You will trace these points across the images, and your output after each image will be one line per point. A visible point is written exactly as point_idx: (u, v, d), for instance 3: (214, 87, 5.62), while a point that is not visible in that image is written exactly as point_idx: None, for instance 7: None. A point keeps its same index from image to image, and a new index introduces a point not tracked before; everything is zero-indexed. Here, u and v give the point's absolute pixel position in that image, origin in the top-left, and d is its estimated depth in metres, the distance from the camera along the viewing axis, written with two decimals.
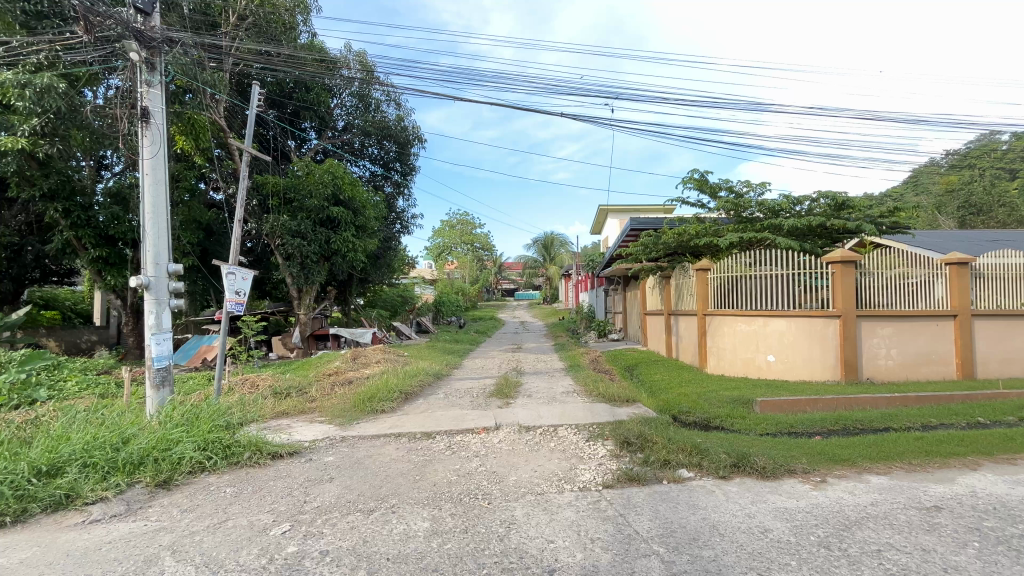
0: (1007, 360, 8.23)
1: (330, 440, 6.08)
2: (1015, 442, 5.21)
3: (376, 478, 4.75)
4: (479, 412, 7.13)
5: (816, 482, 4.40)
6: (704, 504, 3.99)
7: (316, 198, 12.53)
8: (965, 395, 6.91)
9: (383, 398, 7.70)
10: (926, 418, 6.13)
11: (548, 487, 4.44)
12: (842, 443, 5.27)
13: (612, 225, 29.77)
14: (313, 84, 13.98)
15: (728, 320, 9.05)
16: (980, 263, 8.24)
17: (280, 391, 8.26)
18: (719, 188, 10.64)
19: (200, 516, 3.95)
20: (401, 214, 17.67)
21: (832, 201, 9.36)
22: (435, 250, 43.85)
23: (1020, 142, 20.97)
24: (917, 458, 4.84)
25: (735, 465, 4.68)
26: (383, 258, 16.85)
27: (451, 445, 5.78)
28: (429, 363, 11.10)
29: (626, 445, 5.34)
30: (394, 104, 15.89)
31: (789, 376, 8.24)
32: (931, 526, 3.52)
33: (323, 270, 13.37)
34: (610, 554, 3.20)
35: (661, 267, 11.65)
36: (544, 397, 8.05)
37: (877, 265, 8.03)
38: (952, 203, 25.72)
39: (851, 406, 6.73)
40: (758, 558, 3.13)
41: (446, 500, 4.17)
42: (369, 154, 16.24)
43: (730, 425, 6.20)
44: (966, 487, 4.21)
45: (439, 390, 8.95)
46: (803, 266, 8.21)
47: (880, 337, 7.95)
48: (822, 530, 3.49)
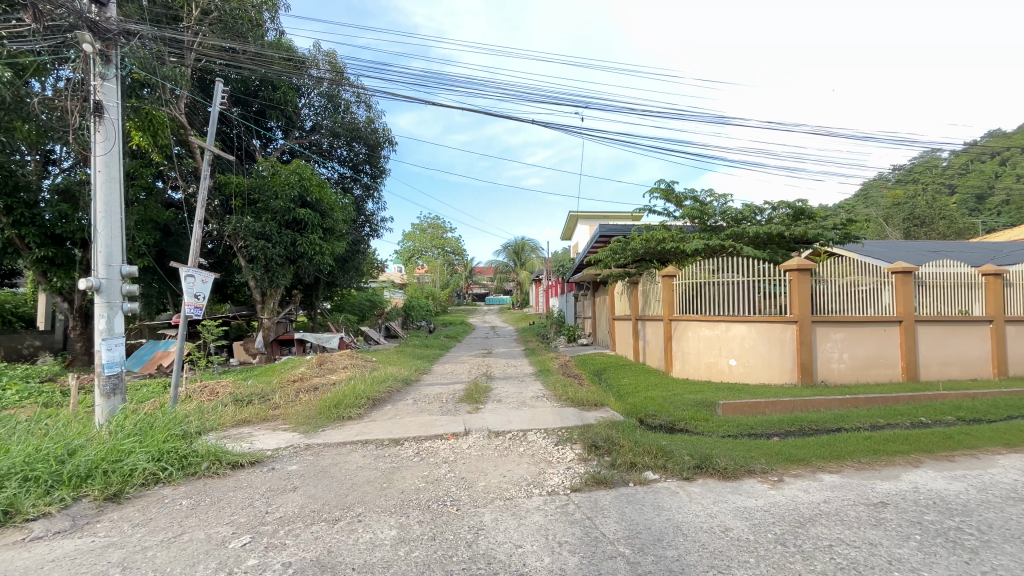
0: (947, 363, 8.77)
1: (294, 448, 5.91)
2: (953, 440, 5.57)
3: (342, 486, 4.66)
4: (448, 418, 7.08)
5: (773, 481, 4.58)
6: (669, 505, 4.10)
7: (281, 199, 12.23)
8: (909, 397, 7.34)
9: (350, 404, 7.55)
10: (874, 419, 6.48)
11: (517, 492, 4.46)
12: (797, 444, 5.50)
13: (583, 231, 30.29)
14: (280, 83, 13.69)
15: (694, 325, 9.32)
16: (922, 272, 8.78)
17: (241, 399, 7.97)
18: (684, 198, 11.00)
19: (153, 530, 3.77)
20: (370, 217, 17.37)
21: (790, 211, 9.78)
22: (406, 253, 43.60)
23: (958, 160, 22.52)
24: (865, 456, 5.12)
25: (698, 467, 4.83)
26: (351, 261, 16.53)
27: (419, 451, 5.72)
28: (397, 369, 10.94)
29: (593, 448, 5.42)
30: (365, 106, 15.64)
31: (749, 379, 8.55)
32: (877, 521, 3.72)
33: (288, 273, 13.00)
34: (577, 557, 3.25)
35: (630, 273, 11.91)
36: (514, 401, 8.07)
37: (830, 273, 8.43)
38: (898, 216, 27.28)
39: (806, 407, 7.04)
40: (719, 557, 3.23)
41: (414, 507, 4.13)
42: (337, 155, 15.97)
43: (694, 428, 6.39)
44: (909, 483, 4.48)
45: (408, 395, 8.85)
46: (763, 273, 8.52)
47: (834, 341, 8.35)
48: (778, 527, 3.65)
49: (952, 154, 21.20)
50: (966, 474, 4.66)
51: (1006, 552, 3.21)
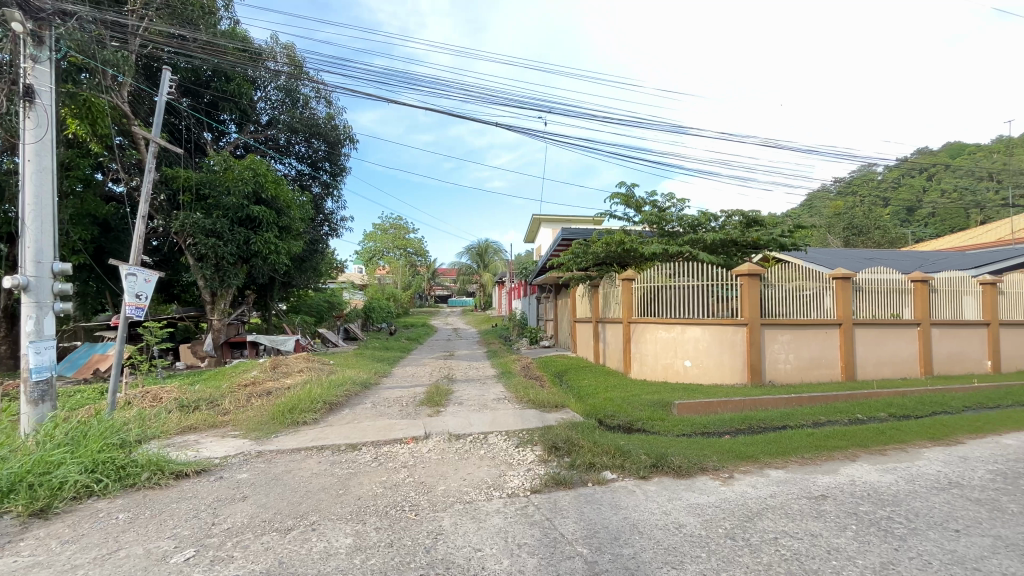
0: (881, 363, 9.40)
1: (244, 455, 5.66)
2: (885, 435, 5.98)
3: (295, 494, 4.49)
4: (408, 422, 6.96)
5: (724, 478, 4.77)
6: (625, 504, 4.19)
7: (234, 195, 11.71)
8: (847, 395, 7.81)
9: (306, 409, 7.30)
10: (817, 416, 6.86)
11: (477, 495, 4.44)
12: (747, 442, 5.75)
13: (545, 234, 30.60)
14: (234, 74, 13.14)
15: (651, 328, 9.60)
16: (859, 278, 9.38)
17: (187, 404, 7.56)
18: (644, 203, 11.31)
19: (85, 547, 3.52)
20: (329, 216, 16.88)
21: (742, 218, 10.20)
22: (366, 253, 42.74)
23: (891, 174, 24.20)
24: (808, 452, 5.41)
25: (654, 465, 4.96)
26: (309, 261, 16.06)
27: (377, 456, 5.60)
28: (355, 372, 10.67)
29: (554, 449, 5.48)
30: (325, 102, 15.20)
31: (703, 379, 8.87)
32: (818, 513, 3.94)
33: (240, 273, 12.47)
34: (536, 559, 3.26)
35: (591, 276, 12.10)
36: (475, 404, 8.04)
37: (778, 278, 8.86)
38: (839, 225, 29.05)
39: (755, 407, 7.37)
40: (673, 553, 3.33)
41: (371, 514, 4.03)
42: (295, 152, 15.46)
43: (651, 428, 6.56)
44: (846, 476, 4.77)
45: (366, 399, 8.65)
46: (716, 278, 8.86)
47: (781, 343, 8.80)
48: (728, 522, 3.80)
49: (887, 169, 22.72)
50: (896, 467, 5.01)
51: (930, 538, 3.47)
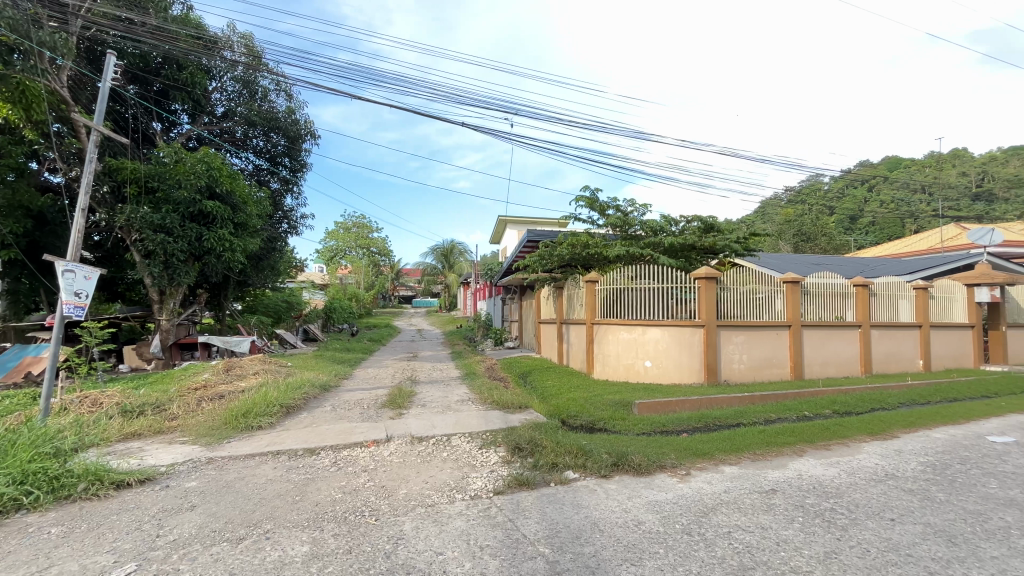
0: (826, 363, 9.94)
1: (193, 463, 5.39)
2: (830, 430, 6.31)
3: (248, 502, 4.31)
4: (368, 425, 6.82)
5: (682, 474, 4.92)
6: (587, 503, 4.25)
7: (185, 188, 11.13)
8: (796, 393, 8.22)
9: (261, 412, 7.02)
10: (768, 414, 7.17)
11: (439, 498, 4.40)
12: (703, 439, 5.94)
13: (511, 236, 30.75)
14: (186, 62, 12.52)
15: (614, 329, 9.78)
16: (807, 282, 9.88)
17: (129, 410, 7.14)
18: (607, 207, 11.52)
19: (11, 565, 3.26)
20: (289, 213, 16.29)
21: (702, 224, 10.56)
22: (327, 252, 41.85)
23: (837, 185, 25.65)
24: (760, 448, 5.66)
25: (614, 464, 5.06)
26: (266, 260, 15.50)
27: (336, 461, 5.45)
28: (314, 374, 10.36)
29: (517, 450, 5.50)
30: (285, 95, 14.70)
31: (662, 379, 9.12)
32: (768, 506, 4.11)
33: (192, 271, 11.87)
34: (498, 560, 3.26)
35: (555, 277, 12.19)
36: (438, 406, 7.96)
37: (732, 281, 9.23)
38: (789, 232, 30.55)
39: (711, 405, 7.64)
40: (632, 550, 3.41)
41: (329, 520, 3.93)
42: (252, 145, 14.85)
43: (612, 427, 6.68)
44: (794, 471, 5.01)
45: (326, 402, 8.41)
46: (676, 281, 9.15)
47: (735, 344, 9.16)
48: (685, 518, 3.92)
49: (833, 180, 24.07)
50: (839, 460, 5.31)
51: (868, 528, 3.69)
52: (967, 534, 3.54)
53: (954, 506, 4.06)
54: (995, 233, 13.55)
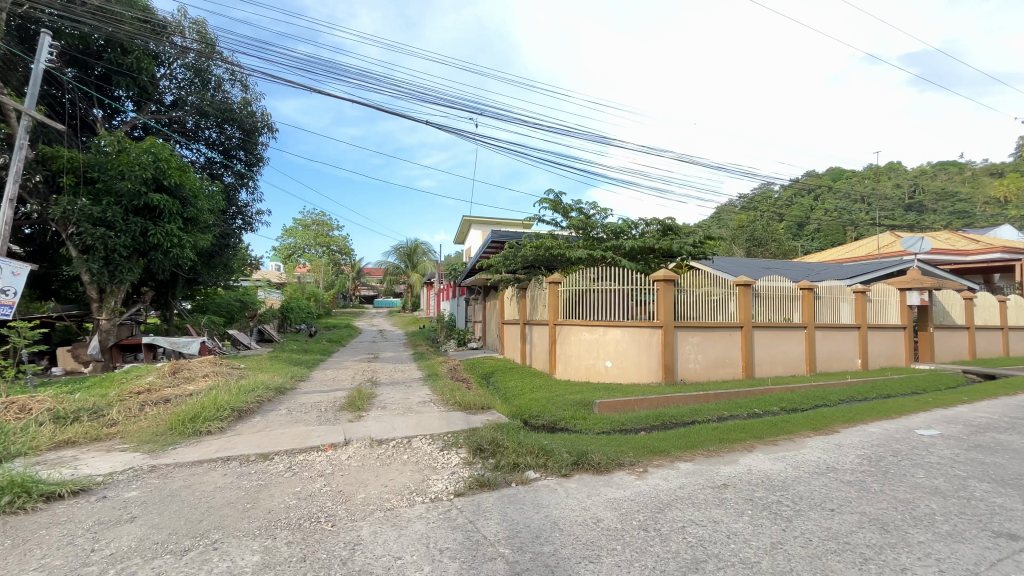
0: (775, 362, 10.44)
1: (134, 471, 5.08)
2: (778, 427, 6.64)
3: (195, 511, 4.10)
4: (325, 428, 6.62)
5: (639, 472, 5.05)
6: (547, 502, 4.29)
7: (129, 180, 10.48)
8: (747, 392, 8.58)
9: (211, 417, 6.70)
10: (721, 411, 7.46)
11: (399, 502, 4.33)
12: (660, 437, 6.12)
13: (477, 236, 30.69)
14: (132, 46, 11.82)
15: (576, 330, 9.91)
16: (758, 285, 10.35)
17: (63, 416, 6.65)
18: (571, 209, 11.68)
19: None
20: (243, 208, 15.62)
21: (660, 227, 10.89)
22: (285, 250, 40.56)
23: (787, 194, 26.99)
24: (713, 444, 5.87)
25: (575, 463, 5.12)
26: (218, 257, 14.85)
27: (291, 466, 5.28)
28: (269, 376, 9.97)
29: (478, 451, 5.49)
30: (240, 86, 14.09)
31: (622, 379, 9.32)
32: (720, 501, 4.28)
33: (136, 268, 11.18)
34: (458, 563, 3.25)
35: (519, 278, 12.25)
36: (399, 408, 7.83)
37: (689, 283, 9.55)
38: (742, 237, 31.89)
39: (667, 404, 7.88)
40: (590, 547, 3.46)
41: (282, 528, 3.79)
42: (204, 137, 14.17)
43: (573, 427, 6.78)
44: (744, 466, 5.23)
45: (281, 405, 8.12)
46: (636, 283, 9.39)
47: (691, 344, 9.49)
48: (642, 514, 4.02)
49: (782, 189, 25.31)
50: (785, 455, 5.58)
51: (811, 518, 3.91)
52: (898, 521, 3.80)
53: (887, 495, 4.35)
54: (925, 241, 14.61)
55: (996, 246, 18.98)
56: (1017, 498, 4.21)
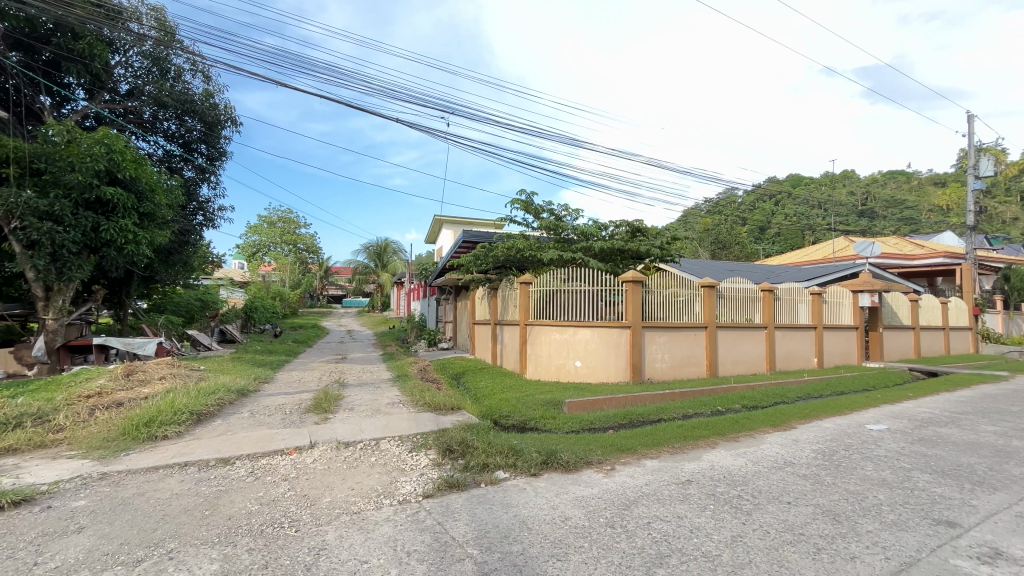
0: (737, 361, 10.80)
1: (83, 479, 4.82)
2: (739, 424, 6.87)
3: (150, 520, 3.93)
4: (290, 431, 6.45)
5: (607, 470, 5.13)
6: (516, 502, 4.31)
7: (79, 172, 9.91)
8: (711, 390, 8.85)
9: (168, 421, 6.42)
10: (686, 409, 7.66)
11: (366, 505, 4.26)
12: (627, 435, 6.24)
13: (448, 236, 30.49)
14: (83, 31, 11.21)
15: (546, 330, 9.98)
16: (722, 286, 10.67)
17: (3, 422, 6.24)
18: (542, 210, 11.77)
19: None
20: (204, 204, 15.05)
21: (629, 229, 11.10)
22: (249, 248, 39.29)
23: (750, 199, 27.91)
24: (678, 441, 6.03)
25: (544, 462, 5.16)
26: (177, 254, 14.27)
27: (253, 470, 5.12)
28: (231, 378, 9.63)
29: (448, 452, 5.46)
30: (202, 76, 13.56)
31: (591, 379, 9.45)
32: (684, 496, 4.40)
33: (86, 265, 10.59)
34: (426, 565, 3.22)
35: (490, 278, 12.26)
36: (367, 409, 7.71)
37: (657, 284, 9.77)
38: (707, 240, 32.78)
39: (635, 403, 8.04)
40: (558, 545, 3.50)
41: (243, 534, 3.68)
42: (163, 129, 13.58)
43: (543, 426, 6.83)
44: (707, 462, 5.39)
45: (243, 408, 7.85)
46: (605, 283, 9.55)
47: (658, 343, 9.70)
48: (609, 511, 4.09)
49: (746, 194, 26.18)
50: (746, 451, 5.79)
51: (769, 511, 4.06)
52: (848, 512, 3.99)
53: (839, 487, 4.57)
54: (875, 246, 15.39)
55: (939, 251, 20.18)
56: (955, 487, 4.50)
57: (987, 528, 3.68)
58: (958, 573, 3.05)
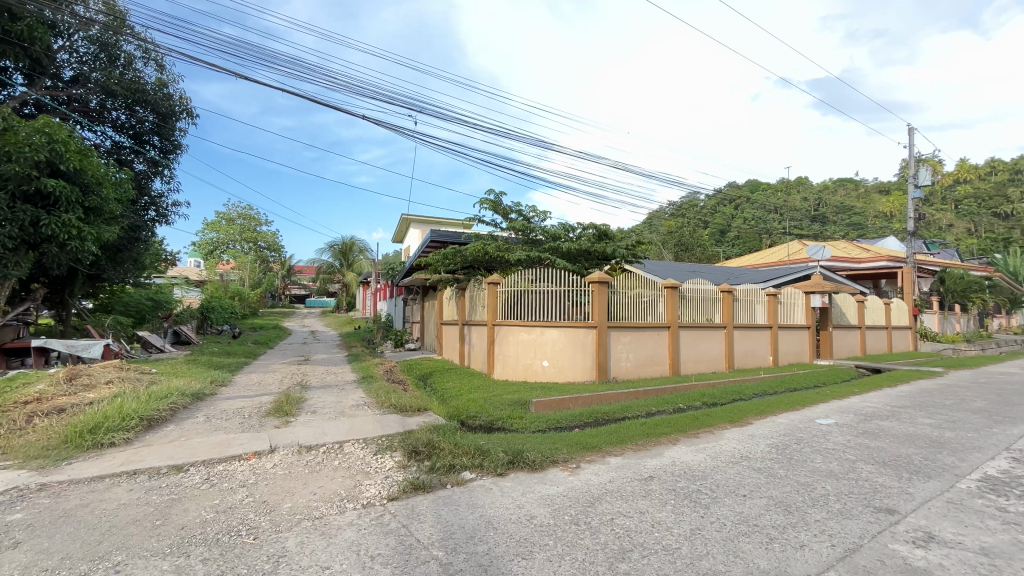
0: (698, 360, 11.15)
1: (19, 491, 4.51)
2: (699, 420, 7.11)
3: (94, 532, 3.72)
4: (249, 435, 6.24)
5: (571, 468, 5.21)
6: (482, 502, 4.31)
7: (15, 162, 9.20)
8: (673, 388, 9.12)
9: (115, 428, 6.09)
10: (649, 407, 7.86)
11: (328, 509, 4.17)
12: (592, 433, 6.34)
13: (415, 235, 30.10)
14: (23, 12, 10.48)
15: (514, 330, 10.02)
16: (684, 288, 10.99)
17: None
18: (510, 211, 11.83)
19: None
20: (156, 199, 14.32)
21: (596, 232, 11.29)
22: (206, 247, 37.74)
23: (711, 202, 28.81)
24: (642, 439, 6.18)
25: (510, 462, 5.19)
26: (126, 252, 13.52)
27: (208, 477, 4.92)
28: (185, 381, 9.22)
29: (413, 454, 5.41)
30: (155, 65, 12.95)
31: (557, 378, 9.56)
32: (646, 492, 4.51)
33: (24, 262, 9.90)
34: (390, 568, 3.18)
35: (458, 279, 12.21)
36: (331, 412, 7.54)
37: (622, 285, 9.97)
38: (671, 242, 33.62)
39: (600, 401, 8.18)
40: (523, 544, 3.53)
41: (197, 544, 3.53)
42: (111, 119, 12.86)
43: (510, 426, 6.86)
44: (669, 458, 5.54)
45: (198, 412, 7.53)
46: (572, 284, 9.69)
47: (623, 343, 9.90)
48: (573, 509, 4.16)
49: (707, 198, 27.00)
50: (705, 446, 6.00)
51: (726, 504, 4.22)
52: (799, 503, 4.20)
53: (791, 479, 4.79)
54: (826, 249, 16.21)
55: (883, 255, 21.39)
56: (894, 476, 4.80)
57: (922, 513, 3.94)
58: (895, 556, 3.26)
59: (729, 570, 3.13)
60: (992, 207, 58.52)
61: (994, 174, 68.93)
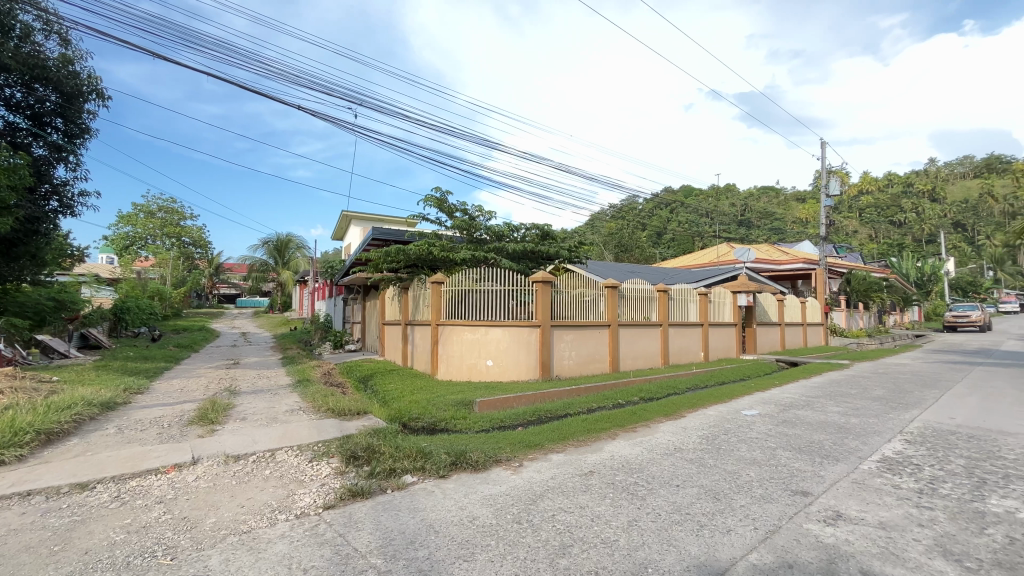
0: (636, 357, 11.59)
1: None
2: (637, 415, 7.40)
3: None
4: (168, 447, 5.75)
5: (514, 466, 5.24)
6: (423, 505, 4.24)
7: None
8: (612, 385, 9.42)
9: (4, 445, 5.39)
10: (590, 403, 8.07)
11: (257, 522, 3.93)
12: (536, 432, 6.41)
13: (356, 232, 29.19)
14: None
15: (458, 330, 9.93)
16: (624, 287, 11.39)
17: None
18: (455, 209, 11.74)
19: None
20: (61, 188, 12.90)
21: (539, 232, 11.45)
22: (120, 241, 34.93)
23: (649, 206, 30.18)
24: (583, 435, 6.34)
25: (453, 463, 5.14)
26: (22, 246, 12.15)
27: (120, 495, 4.49)
28: (94, 389, 8.36)
29: (352, 459, 5.23)
30: (58, 39, 11.65)
31: (502, 377, 9.59)
32: (586, 487, 4.62)
33: None
34: None
35: (400, 278, 11.94)
36: (263, 418, 7.12)
37: (566, 285, 10.18)
38: (612, 244, 34.81)
39: (543, 399, 8.29)
40: (465, 546, 3.50)
41: (104, 570, 3.21)
42: (3, 96, 11.38)
43: (453, 427, 6.80)
44: (608, 452, 5.72)
45: (108, 424, 6.85)
46: (516, 283, 9.75)
47: (565, 342, 10.09)
48: (515, 507, 4.18)
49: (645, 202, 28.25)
50: (642, 439, 6.25)
51: (660, 495, 4.40)
52: (726, 490, 4.46)
53: (719, 468, 5.08)
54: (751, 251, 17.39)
55: (800, 258, 23.29)
56: (809, 461, 5.23)
57: (832, 494, 4.32)
58: (809, 535, 3.54)
59: (663, 558, 3.27)
60: (890, 216, 65.40)
61: (891, 186, 77.04)
